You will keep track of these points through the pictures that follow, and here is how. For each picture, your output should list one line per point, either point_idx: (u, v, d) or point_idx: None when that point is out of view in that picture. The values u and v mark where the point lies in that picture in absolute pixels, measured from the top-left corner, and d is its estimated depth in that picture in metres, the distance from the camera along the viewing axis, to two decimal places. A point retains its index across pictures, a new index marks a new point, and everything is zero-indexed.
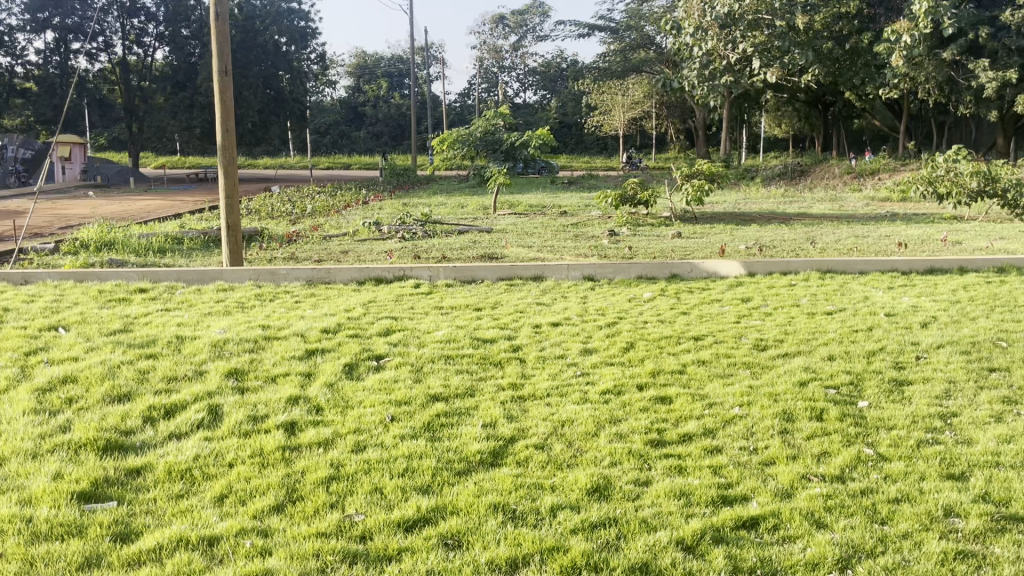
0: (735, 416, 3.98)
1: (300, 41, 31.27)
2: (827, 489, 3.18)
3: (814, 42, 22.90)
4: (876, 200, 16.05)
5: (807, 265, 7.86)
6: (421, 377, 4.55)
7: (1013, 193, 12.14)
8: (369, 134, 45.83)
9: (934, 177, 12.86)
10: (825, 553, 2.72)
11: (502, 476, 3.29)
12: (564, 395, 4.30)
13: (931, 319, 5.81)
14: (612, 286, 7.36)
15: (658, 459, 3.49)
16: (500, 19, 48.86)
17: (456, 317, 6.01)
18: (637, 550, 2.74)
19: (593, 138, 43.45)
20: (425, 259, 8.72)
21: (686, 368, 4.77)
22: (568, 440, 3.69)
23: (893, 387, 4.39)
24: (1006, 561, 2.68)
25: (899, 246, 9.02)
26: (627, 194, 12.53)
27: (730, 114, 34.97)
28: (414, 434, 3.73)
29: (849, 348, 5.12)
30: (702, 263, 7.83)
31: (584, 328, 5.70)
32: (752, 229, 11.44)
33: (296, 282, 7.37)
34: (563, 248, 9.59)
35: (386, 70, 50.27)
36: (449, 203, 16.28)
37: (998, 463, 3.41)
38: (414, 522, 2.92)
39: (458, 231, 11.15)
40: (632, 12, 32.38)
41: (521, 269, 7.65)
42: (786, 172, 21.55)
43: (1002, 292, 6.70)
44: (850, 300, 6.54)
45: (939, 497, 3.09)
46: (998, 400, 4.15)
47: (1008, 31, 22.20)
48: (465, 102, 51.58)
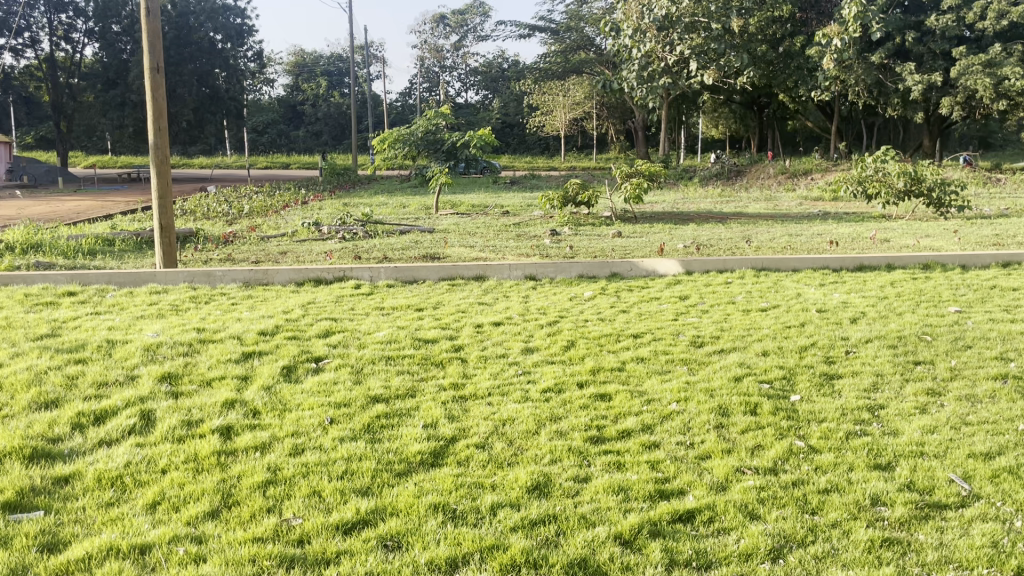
0: (672, 411, 4.05)
1: (236, 39, 30.23)
2: (760, 482, 3.26)
3: (749, 45, 23.45)
4: (809, 199, 16.41)
5: (742, 264, 8.03)
6: (361, 379, 4.50)
7: (937, 192, 12.54)
8: (308, 133, 45.24)
9: (864, 177, 13.33)
10: (758, 544, 2.78)
11: (443, 476, 3.28)
12: (505, 395, 4.30)
13: (859, 315, 6.00)
14: (553, 285, 7.40)
15: (597, 456, 3.52)
16: (440, 19, 48.74)
17: (397, 317, 5.98)
18: (576, 546, 2.76)
19: (535, 138, 43.58)
20: (365, 260, 8.62)
21: (625, 366, 4.83)
22: (509, 439, 3.70)
23: (824, 381, 4.52)
24: (930, 547, 2.78)
25: (831, 245, 9.30)
26: (569, 195, 12.66)
27: (670, 114, 35.51)
28: (353, 435, 3.70)
29: (782, 344, 5.25)
30: (642, 263, 7.92)
31: (525, 328, 5.72)
32: (690, 229, 11.56)
33: (232, 284, 7.22)
34: (504, 248, 9.60)
35: (325, 68, 49.72)
36: (390, 203, 16.16)
37: (922, 453, 3.53)
38: (352, 524, 2.89)
39: (399, 231, 11.07)
40: (573, 14, 31.95)
41: (463, 269, 7.64)
42: (723, 172, 21.98)
43: (928, 288, 6.94)
44: (783, 297, 6.71)
45: (867, 487, 3.20)
46: (923, 392, 4.31)
47: (933, 36, 23.20)
48: (406, 102, 51.29)
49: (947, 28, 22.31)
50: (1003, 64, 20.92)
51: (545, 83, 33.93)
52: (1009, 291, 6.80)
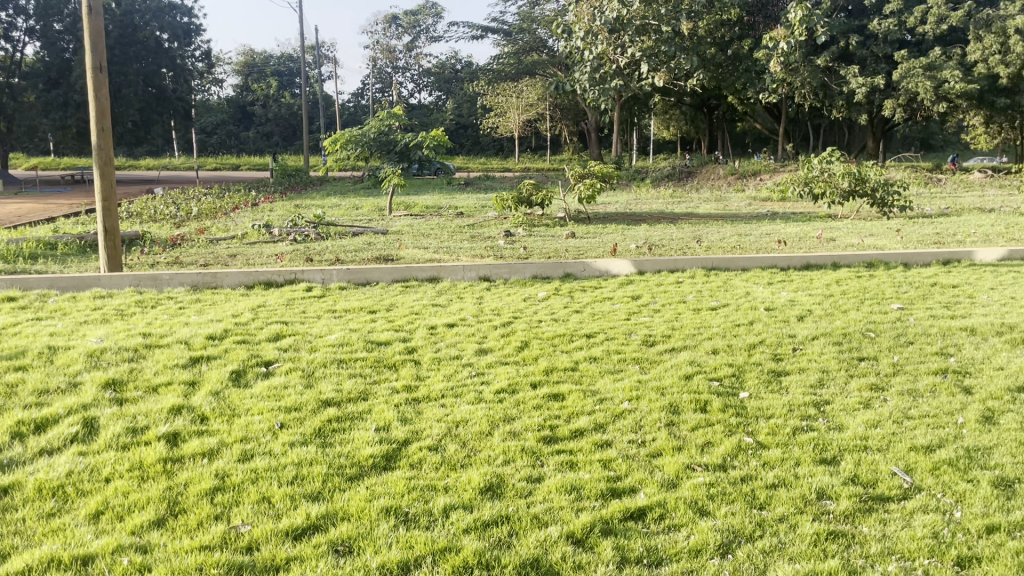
0: (624, 410, 4.09)
1: (183, 38, 29.74)
2: (710, 478, 3.31)
3: (698, 48, 23.81)
4: (758, 200, 16.75)
5: (693, 263, 8.14)
6: (312, 383, 4.45)
7: (881, 192, 12.84)
8: (258, 134, 44.64)
9: (811, 178, 13.63)
10: (707, 539, 2.82)
11: (395, 480, 3.26)
12: (458, 396, 4.30)
13: (806, 313, 6.12)
14: (507, 286, 7.42)
15: (549, 456, 3.54)
16: (392, 19, 48.42)
17: (350, 320, 5.93)
18: (529, 546, 2.77)
19: (489, 139, 43.66)
20: (316, 262, 8.52)
21: (578, 365, 4.86)
22: (462, 440, 3.70)
23: (772, 377, 4.61)
24: (872, 539, 2.84)
25: (778, 244, 9.48)
26: (522, 196, 12.71)
27: (622, 116, 35.84)
28: (304, 440, 3.65)
29: (732, 342, 5.34)
30: (595, 263, 7.98)
31: (479, 329, 5.73)
32: (643, 229, 11.71)
33: (180, 288, 7.09)
34: (459, 249, 9.59)
35: (276, 68, 49.02)
36: (343, 203, 16.26)
37: (866, 447, 3.62)
38: (302, 530, 2.86)
39: (352, 233, 10.97)
40: (525, 16, 33.04)
41: (417, 270, 7.61)
42: (675, 173, 22.26)
43: (872, 286, 7.09)
44: (733, 296, 6.80)
45: (813, 481, 3.26)
46: (866, 387, 4.41)
47: (875, 40, 23.94)
48: (359, 103, 50.86)
49: (890, 32, 23.11)
50: (942, 68, 21.60)
51: (498, 84, 33.95)
52: (949, 288, 6.99)
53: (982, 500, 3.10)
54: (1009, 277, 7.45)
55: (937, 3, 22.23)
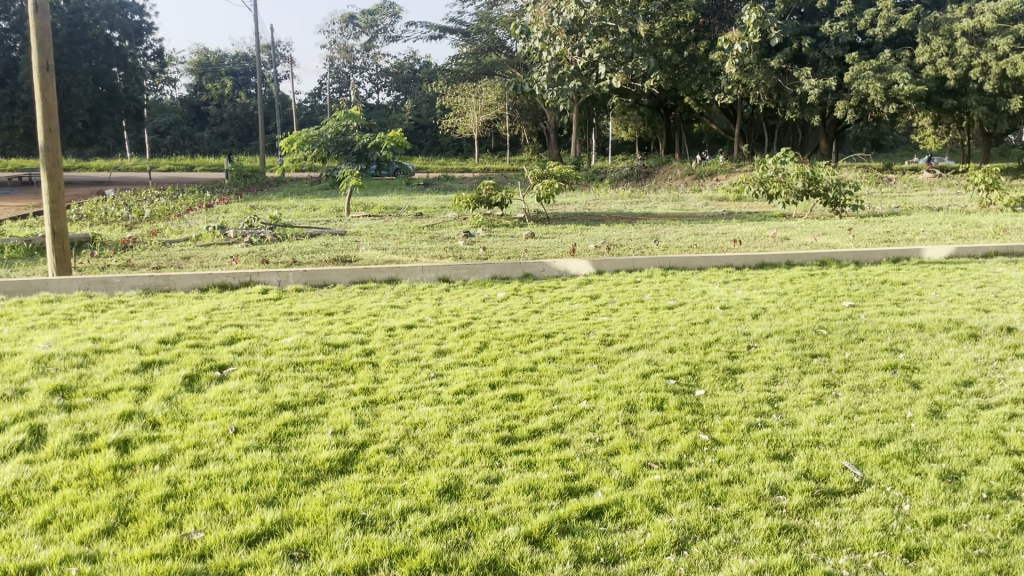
0: (582, 409, 4.11)
1: (134, 36, 29.12)
2: (667, 476, 3.34)
3: (654, 49, 24.02)
4: (714, 199, 16.96)
5: (650, 263, 8.21)
6: (267, 387, 4.39)
7: (833, 192, 13.08)
8: (213, 134, 44.02)
9: (766, 178, 13.83)
10: (663, 536, 2.85)
11: (352, 483, 3.24)
12: (417, 398, 4.28)
13: (760, 311, 6.21)
14: (466, 286, 7.41)
15: (508, 456, 3.54)
16: (349, 19, 47.99)
17: (306, 322, 5.87)
18: (486, 547, 2.77)
19: (448, 140, 43.59)
20: (273, 264, 8.41)
21: (537, 366, 4.87)
22: (420, 442, 3.68)
23: (727, 374, 4.67)
24: (823, 533, 2.90)
25: (734, 243, 9.61)
26: (482, 196, 12.70)
27: (580, 117, 36.03)
28: (259, 445, 3.61)
29: (688, 340, 5.39)
30: (554, 263, 8.00)
31: (438, 330, 5.72)
32: (601, 229, 11.79)
33: (131, 291, 6.95)
34: (417, 250, 9.55)
35: (230, 67, 48.12)
36: (301, 204, 16.14)
37: (818, 443, 3.68)
38: (257, 536, 2.82)
39: (309, 235, 10.85)
40: (483, 16, 32.39)
41: (375, 271, 7.55)
42: (633, 173, 22.42)
43: (824, 284, 7.23)
44: (689, 295, 6.87)
45: (766, 477, 3.31)
46: (819, 383, 4.50)
47: (827, 42, 24.38)
48: (316, 103, 50.37)
49: (840, 35, 23.55)
50: (892, 70, 22.08)
51: (457, 85, 33.90)
52: (898, 285, 7.15)
53: (930, 493, 3.17)
54: (955, 274, 7.65)
55: (887, 7, 22.79)
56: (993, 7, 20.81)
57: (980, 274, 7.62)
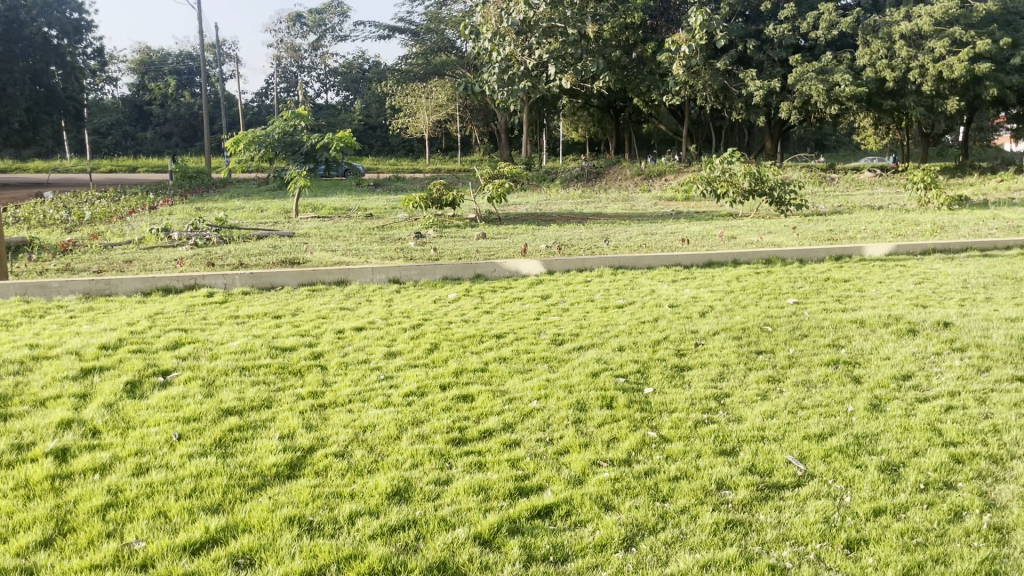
0: (533, 409, 4.12)
1: (73, 34, 28.31)
2: (615, 473, 3.37)
3: (603, 50, 24.19)
4: (663, 199, 17.16)
5: (600, 263, 8.27)
6: (212, 392, 4.31)
7: (778, 191, 13.36)
8: (156, 134, 43.16)
9: (713, 177, 14.04)
10: (612, 534, 2.87)
11: (299, 488, 3.20)
12: (366, 400, 4.25)
13: (707, 309, 6.30)
14: (417, 287, 7.37)
15: (458, 457, 3.54)
16: (296, 17, 47.35)
17: (254, 326, 5.78)
18: (435, 549, 2.76)
19: (399, 140, 43.38)
20: (219, 266, 8.27)
21: (487, 366, 4.87)
22: (368, 445, 3.65)
23: (675, 372, 4.72)
24: (768, 526, 2.95)
25: (682, 243, 9.74)
26: (434, 196, 12.65)
27: (531, 117, 36.16)
28: (203, 451, 3.54)
29: (637, 339, 5.44)
30: (505, 263, 8.01)
31: (388, 331, 5.68)
32: (552, 229, 11.85)
33: (71, 296, 6.77)
34: (368, 251, 9.48)
35: (174, 66, 47.10)
36: (248, 206, 15.90)
37: (762, 437, 3.75)
38: (201, 544, 2.77)
39: (256, 236, 10.70)
40: (433, 17, 32.85)
41: (324, 273, 7.47)
42: (583, 173, 22.57)
43: (769, 282, 7.37)
44: (639, 294, 6.93)
45: (712, 472, 3.36)
46: (764, 379, 4.58)
47: (771, 44, 24.85)
48: (263, 103, 49.65)
49: (784, 37, 24.03)
50: (833, 72, 22.58)
51: (406, 85, 33.75)
52: (841, 282, 7.32)
53: (870, 485, 3.25)
54: (895, 271, 7.86)
55: (828, 10, 23.37)
56: (930, 11, 21.37)
57: (918, 270, 7.85)
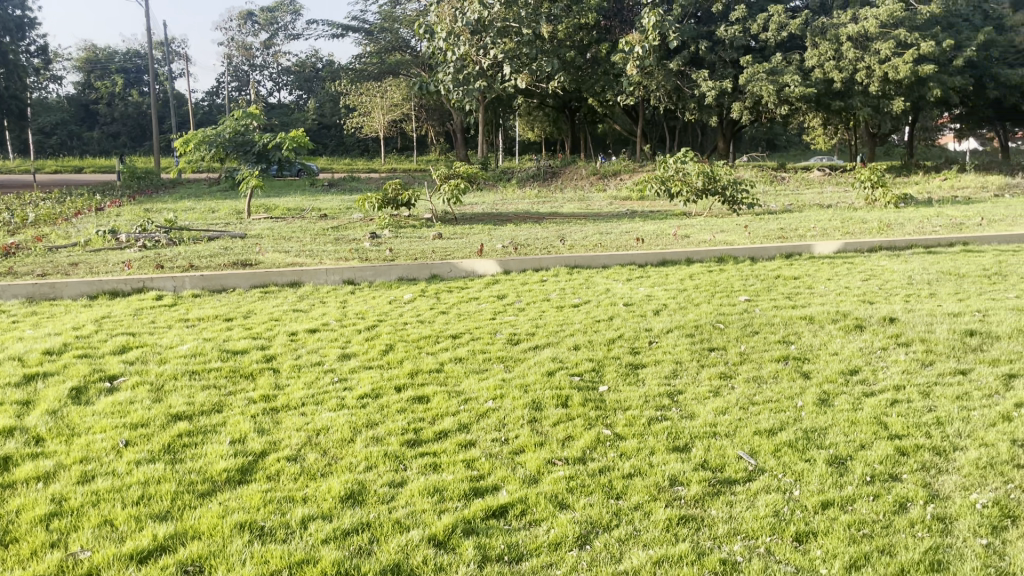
0: (489, 409, 4.12)
1: (15, 32, 27.48)
2: (570, 471, 3.38)
3: (558, 50, 24.21)
4: (618, 199, 17.29)
5: (556, 262, 8.31)
6: (161, 397, 4.23)
7: (730, 191, 13.59)
8: (103, 134, 42.19)
9: (667, 177, 14.15)
10: (567, 532, 2.88)
11: (250, 493, 3.15)
12: (319, 403, 4.20)
13: (662, 307, 6.37)
14: (372, 288, 7.32)
15: (413, 459, 3.52)
16: (248, 15, 46.60)
17: (204, 329, 5.67)
18: (389, 551, 2.74)
19: (354, 140, 43.09)
20: (168, 269, 8.11)
21: (443, 367, 4.86)
22: (322, 449, 3.61)
23: (629, 370, 4.76)
24: (720, 521, 2.99)
25: (637, 242, 9.82)
26: (389, 196, 12.56)
27: (487, 117, 36.14)
28: (152, 457, 3.47)
29: (592, 337, 5.48)
30: (461, 263, 7.99)
31: (343, 333, 5.62)
32: (508, 229, 11.86)
33: (13, 300, 6.58)
34: (322, 252, 9.38)
35: (121, 65, 46.08)
36: (198, 207, 15.64)
37: (714, 433, 3.80)
38: (149, 552, 2.71)
39: (207, 238, 10.51)
40: (386, 14, 32.06)
41: (276, 275, 7.37)
42: (539, 173, 22.62)
43: (722, 280, 7.46)
44: (594, 293, 6.98)
45: (666, 469, 3.40)
46: (716, 375, 4.65)
47: (723, 45, 25.19)
48: (214, 102, 48.85)
49: (735, 38, 24.41)
50: (783, 73, 22.97)
51: (361, 84, 33.49)
52: (790, 280, 7.46)
53: (818, 478, 3.32)
54: (843, 268, 8.02)
55: (777, 12, 23.78)
56: (876, 14, 21.86)
57: (865, 267, 8.02)
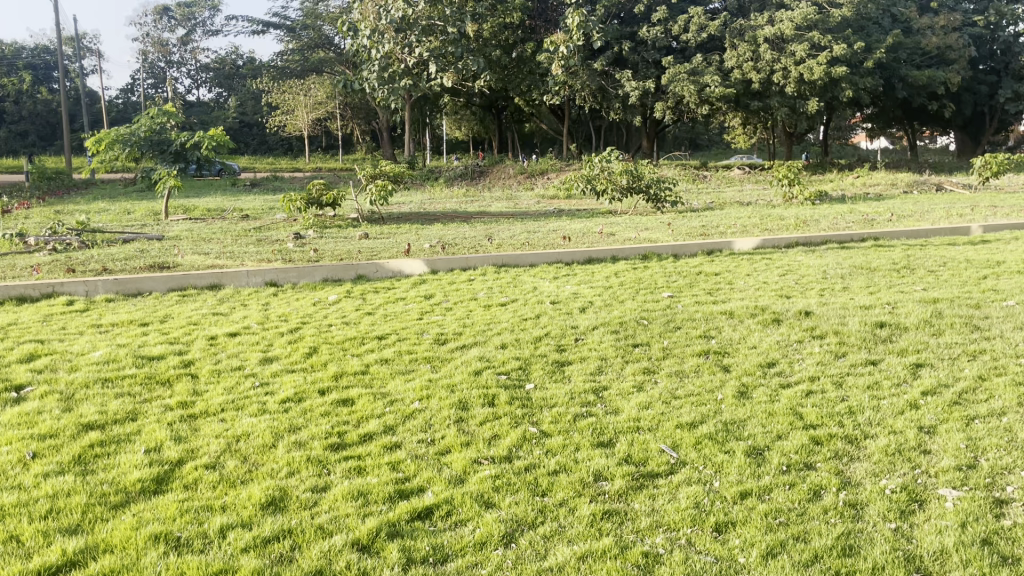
0: (414, 410, 4.09)
1: None
2: (496, 470, 3.39)
3: (485, 49, 24.17)
4: (546, 197, 17.42)
5: (483, 261, 8.31)
6: (71, 406, 4.06)
7: (654, 188, 13.87)
8: (10, 133, 40.38)
9: (593, 176, 14.38)
10: (492, 531, 2.88)
11: (166, 503, 3.05)
12: (240, 409, 4.10)
13: (588, 304, 6.43)
14: (296, 290, 7.19)
15: (337, 463, 3.46)
16: (164, 10, 45.15)
17: (118, 335, 5.47)
18: (312, 558, 2.69)
19: (277, 138, 42.30)
20: (79, 273, 7.79)
21: (368, 368, 4.80)
22: (242, 455, 3.53)
23: (556, 367, 4.80)
24: (643, 514, 3.03)
25: (564, 240, 9.91)
26: (313, 197, 12.33)
27: (413, 115, 35.94)
28: (61, 469, 3.33)
29: (519, 336, 5.49)
30: (387, 263, 7.91)
31: (264, 336, 5.50)
32: (435, 228, 11.80)
33: None
34: (244, 253, 9.17)
35: (28, 60, 44.11)
36: (115, 207, 15.11)
37: (638, 428, 3.86)
38: (57, 568, 2.60)
39: (122, 240, 10.16)
40: (308, 11, 31.64)
41: (195, 277, 7.17)
42: (467, 172, 22.58)
43: (646, 277, 7.58)
44: (521, 292, 7.00)
45: (591, 464, 3.43)
46: (640, 371, 4.72)
47: (645, 46, 25.62)
48: (129, 99, 47.24)
49: (657, 39, 24.89)
50: (703, 74, 23.48)
51: (283, 82, 32.86)
52: (712, 275, 7.63)
53: (737, 469, 3.40)
54: (761, 264, 8.25)
55: (697, 14, 24.31)
56: (791, 16, 22.58)
57: (782, 263, 8.27)
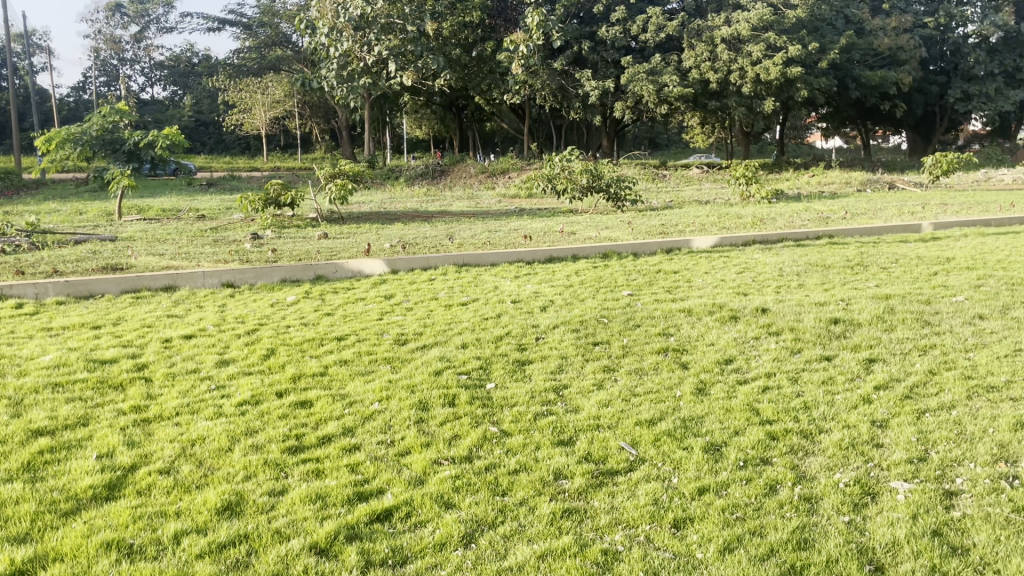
0: (374, 411, 4.06)
1: None
2: (456, 471, 3.38)
3: (444, 48, 24.11)
4: (507, 196, 17.42)
5: (444, 261, 8.29)
6: (19, 412, 3.96)
7: (614, 187, 13.93)
8: None
9: (553, 175, 14.43)
10: (451, 531, 2.88)
11: (119, 510, 2.99)
12: (196, 412, 4.03)
13: (548, 303, 6.45)
14: (253, 291, 7.09)
15: (295, 466, 3.43)
16: (116, 7, 44.25)
17: (69, 338, 5.35)
18: (268, 563, 2.66)
19: (234, 137, 41.70)
20: (29, 275, 7.60)
21: (327, 370, 4.76)
22: (198, 460, 3.47)
23: (516, 367, 4.80)
24: (602, 512, 3.05)
25: (524, 239, 9.92)
26: (271, 197, 12.17)
27: (373, 113, 35.70)
28: (9, 477, 3.24)
29: (479, 335, 5.49)
30: (346, 263, 7.84)
31: (221, 338, 5.42)
32: (395, 228, 11.73)
33: None
34: (201, 254, 9.03)
35: None
36: (66, 208, 14.78)
37: (598, 425, 3.88)
38: None
39: (74, 241, 9.94)
40: (265, 9, 31.30)
41: (149, 279, 7.04)
42: (427, 172, 22.49)
43: (606, 276, 7.63)
44: (481, 291, 6.99)
45: (551, 463, 3.44)
46: (600, 369, 4.74)
47: (604, 45, 25.75)
48: (81, 97, 46.22)
49: (616, 39, 25.05)
50: (661, 73, 23.66)
51: (240, 80, 32.42)
52: (670, 274, 7.69)
53: (695, 465, 3.43)
54: (719, 262, 8.34)
55: (656, 14, 24.51)
56: (747, 17, 22.92)
57: (740, 261, 8.37)
